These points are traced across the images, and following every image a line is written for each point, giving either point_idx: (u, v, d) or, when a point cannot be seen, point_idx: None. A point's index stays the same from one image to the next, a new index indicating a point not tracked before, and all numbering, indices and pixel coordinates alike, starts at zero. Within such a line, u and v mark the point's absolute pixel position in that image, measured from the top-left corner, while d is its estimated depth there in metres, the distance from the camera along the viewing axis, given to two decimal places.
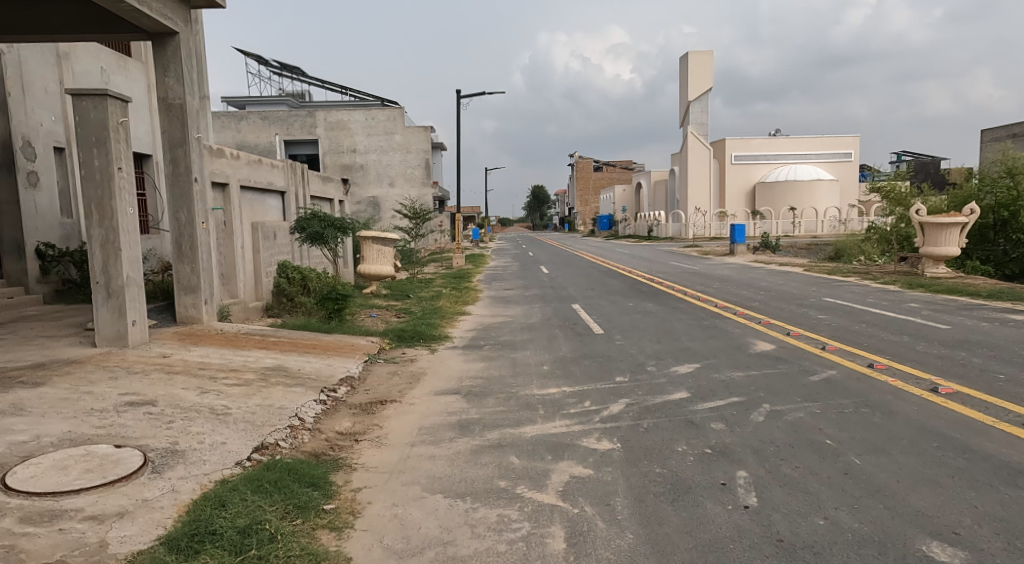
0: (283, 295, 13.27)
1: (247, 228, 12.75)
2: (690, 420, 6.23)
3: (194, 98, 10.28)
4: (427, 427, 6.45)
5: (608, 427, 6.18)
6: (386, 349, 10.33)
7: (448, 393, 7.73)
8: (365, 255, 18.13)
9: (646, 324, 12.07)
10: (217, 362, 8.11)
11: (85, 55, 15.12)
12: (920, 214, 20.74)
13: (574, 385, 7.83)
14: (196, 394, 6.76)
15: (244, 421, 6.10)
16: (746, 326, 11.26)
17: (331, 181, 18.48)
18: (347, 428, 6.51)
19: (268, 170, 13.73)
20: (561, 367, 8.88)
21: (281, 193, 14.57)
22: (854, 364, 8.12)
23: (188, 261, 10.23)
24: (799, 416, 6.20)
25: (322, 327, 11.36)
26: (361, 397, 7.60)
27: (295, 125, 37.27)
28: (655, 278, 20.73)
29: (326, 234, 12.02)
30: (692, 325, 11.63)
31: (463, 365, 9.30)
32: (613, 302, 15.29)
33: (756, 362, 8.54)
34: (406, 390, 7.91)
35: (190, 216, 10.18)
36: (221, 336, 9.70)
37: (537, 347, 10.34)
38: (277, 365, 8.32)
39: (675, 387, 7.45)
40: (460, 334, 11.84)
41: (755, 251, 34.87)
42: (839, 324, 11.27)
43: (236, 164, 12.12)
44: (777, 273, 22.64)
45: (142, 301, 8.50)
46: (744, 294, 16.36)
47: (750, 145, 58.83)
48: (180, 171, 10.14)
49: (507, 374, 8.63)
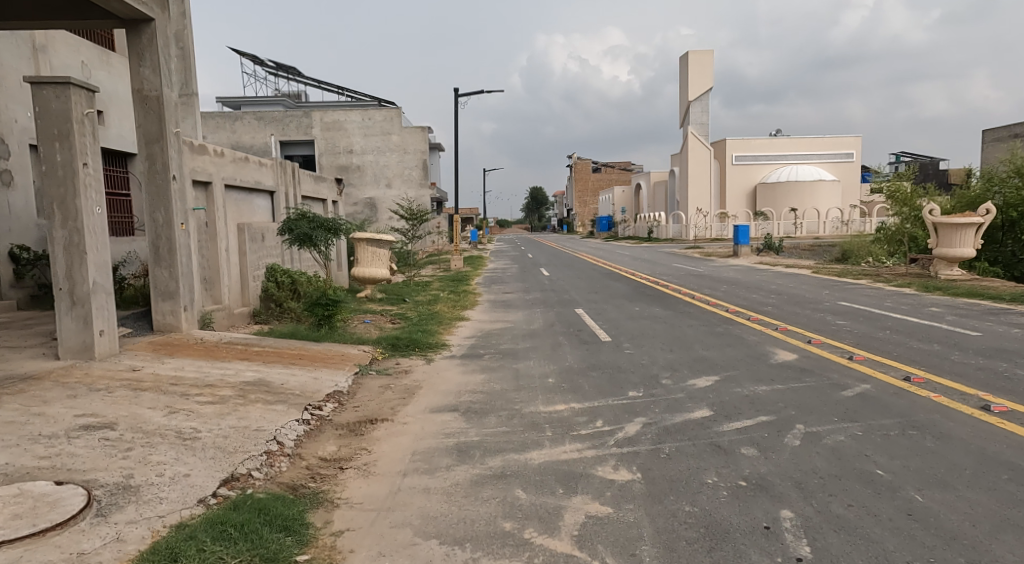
0: (271, 299, 12.71)
1: (232, 230, 12.05)
2: (717, 444, 5.53)
3: (173, 90, 9.58)
4: (420, 453, 5.74)
5: (624, 453, 5.47)
6: (378, 359, 9.64)
7: (445, 410, 7.02)
8: (359, 258, 17.46)
9: (656, 331, 11.38)
10: (193, 377, 7.40)
11: (64, 48, 14.42)
12: (933, 214, 20.05)
13: (582, 401, 7.14)
14: (163, 414, 6.04)
15: (213, 447, 5.39)
16: (763, 333, 10.56)
17: (324, 182, 17.78)
18: (331, 453, 5.80)
19: (256, 169, 13.02)
20: (568, 380, 8.18)
21: (269, 193, 13.88)
22: (889, 377, 7.43)
23: (166, 265, 9.53)
24: (839, 439, 5.51)
25: (310, 335, 10.65)
26: (349, 415, 6.90)
27: (291, 126, 36.58)
28: (659, 281, 20.05)
29: (315, 236, 11.22)
30: (705, 332, 10.93)
31: (461, 377, 8.60)
32: (619, 307, 14.60)
33: (781, 374, 7.85)
34: (398, 407, 7.21)
35: (168, 216, 9.48)
36: (201, 347, 8.99)
37: (541, 356, 9.64)
38: (259, 379, 7.60)
39: (694, 404, 6.76)
40: (458, 342, 11.14)
41: (758, 253, 34.18)
42: (862, 331, 10.59)
43: (220, 162, 11.41)
44: (785, 275, 21.95)
45: (112, 309, 7.79)
46: (754, 297, 15.68)
47: (751, 145, 58.20)
48: (157, 169, 9.43)
49: (510, 387, 7.92)
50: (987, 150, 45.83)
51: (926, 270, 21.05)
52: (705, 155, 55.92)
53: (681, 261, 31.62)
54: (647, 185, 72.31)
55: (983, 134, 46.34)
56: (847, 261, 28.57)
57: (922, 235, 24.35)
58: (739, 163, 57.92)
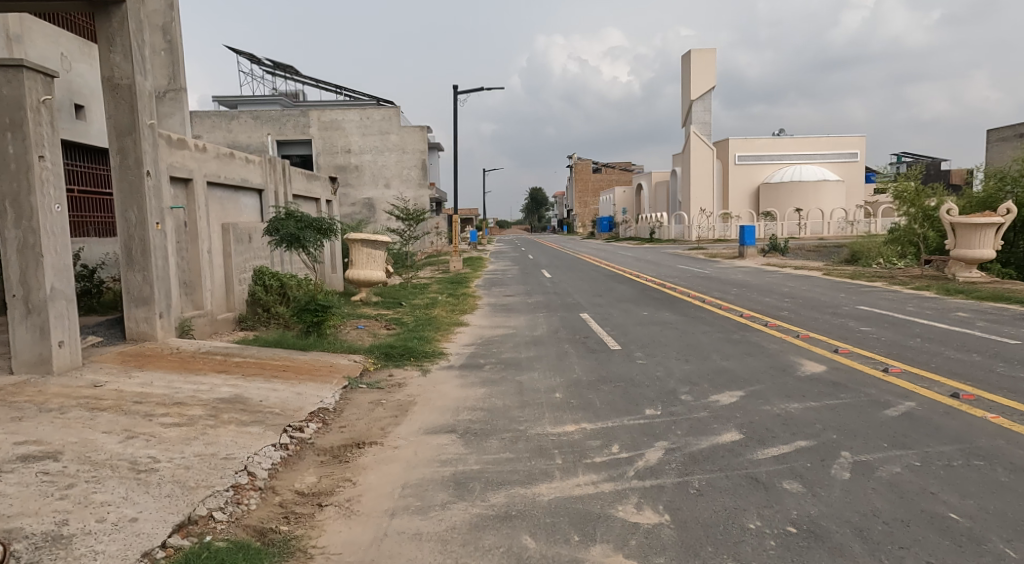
0: (258, 304, 11.99)
1: (216, 230, 11.31)
2: (753, 478, 4.79)
3: (146, 79, 8.84)
4: (412, 486, 5.00)
5: (648, 488, 4.72)
6: (370, 370, 8.88)
7: (441, 432, 6.28)
8: (354, 260, 16.74)
9: (668, 338, 10.65)
10: (161, 393, 6.65)
11: (41, 39, 13.67)
12: (950, 214, 19.32)
13: (594, 421, 6.39)
14: (119, 440, 5.29)
15: (171, 482, 4.64)
16: (784, 341, 9.82)
17: (318, 180, 17.07)
18: (309, 485, 5.06)
19: (242, 166, 12.29)
20: (578, 395, 7.44)
21: (257, 191, 13.13)
22: (933, 393, 6.69)
23: (139, 269, 8.80)
24: (895, 471, 4.75)
25: (296, 344, 9.90)
26: (333, 438, 6.15)
27: (288, 125, 35.87)
28: (666, 284, 19.29)
29: (304, 237, 10.40)
30: (722, 340, 10.19)
31: (460, 391, 7.86)
32: (626, 312, 13.87)
33: (814, 389, 7.10)
34: (389, 428, 6.47)
35: (141, 215, 8.73)
36: (176, 357, 8.24)
37: (546, 367, 8.90)
38: (235, 395, 6.85)
39: (721, 426, 6.02)
40: (456, 350, 10.39)
41: (764, 254, 33.45)
42: (890, 339, 9.86)
43: (201, 157, 10.67)
44: (796, 277, 21.22)
45: (73, 317, 7.05)
46: (767, 301, 14.95)
47: (753, 145, 57.58)
48: (129, 163, 8.68)
49: (513, 404, 7.19)
50: (992, 150, 45.21)
51: (941, 272, 20.30)
52: (708, 154, 55.29)
53: (685, 263, 30.88)
54: (648, 186, 71.63)
55: (988, 134, 45.74)
56: (857, 262, 27.69)
57: (932, 235, 23.54)
58: (741, 163, 57.25)
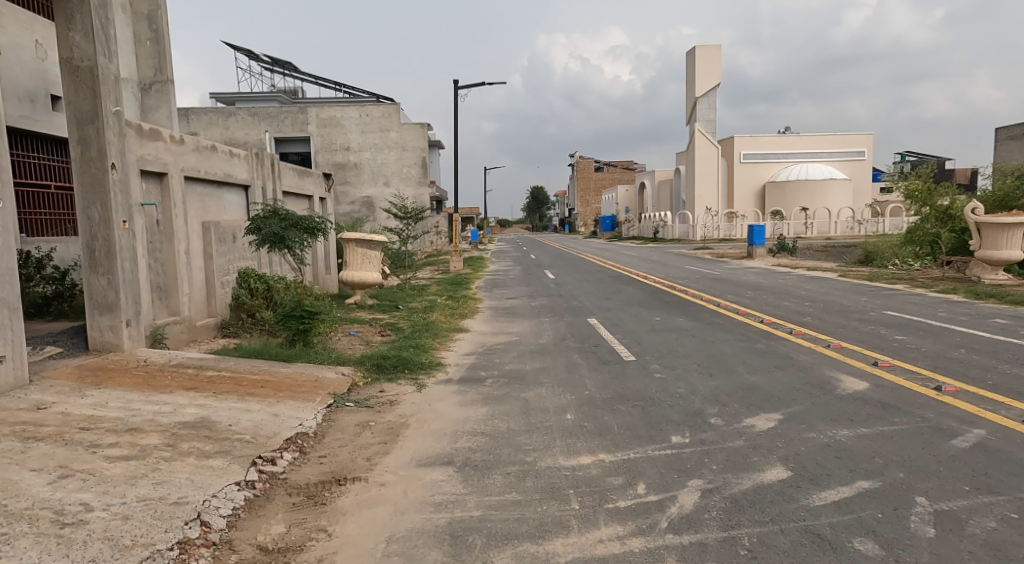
0: (243, 308, 11.19)
1: (195, 229, 10.43)
2: (815, 534, 3.94)
3: (111, 60, 7.96)
4: (399, 540, 4.14)
5: (685, 547, 3.88)
6: (359, 386, 8.01)
7: (436, 465, 5.41)
8: (348, 261, 15.90)
9: (687, 348, 9.80)
10: (114, 417, 5.77)
11: (15, 26, 12.80)
12: (976, 214, 18.45)
13: (613, 452, 5.52)
14: (48, 480, 4.42)
15: (100, 540, 3.83)
16: (814, 352, 8.95)
17: (311, 177, 16.21)
18: (276, 538, 4.21)
19: (225, 160, 11.42)
20: (591, 417, 6.58)
21: (243, 187, 12.25)
22: (1003, 419, 5.80)
23: (104, 271, 7.93)
24: (990, 527, 3.88)
25: (279, 354, 9.04)
26: (310, 472, 5.27)
27: (286, 122, 35.09)
28: (676, 286, 18.41)
29: (288, 237, 9.47)
30: (746, 351, 9.31)
31: (459, 411, 6.98)
32: (637, 317, 13.00)
33: (862, 412, 6.21)
34: (376, 459, 5.59)
35: (105, 213, 7.86)
36: (142, 372, 7.37)
37: (555, 382, 8.03)
38: (200, 419, 5.97)
39: (763, 460, 5.14)
40: (456, 361, 9.51)
41: (773, 254, 32.58)
42: (932, 349, 8.97)
43: (178, 149, 9.79)
44: (811, 278, 20.35)
45: (18, 328, 6.22)
46: (787, 305, 14.05)
47: (758, 143, 56.73)
48: (91, 154, 7.80)
49: (519, 428, 6.32)
50: (1001, 148, 44.33)
51: (963, 274, 19.43)
52: (713, 152, 54.48)
53: (693, 263, 29.95)
54: (652, 185, 70.76)
55: (997, 131, 44.82)
56: (872, 263, 26.79)
57: (945, 234, 22.71)
58: (747, 161, 56.36)
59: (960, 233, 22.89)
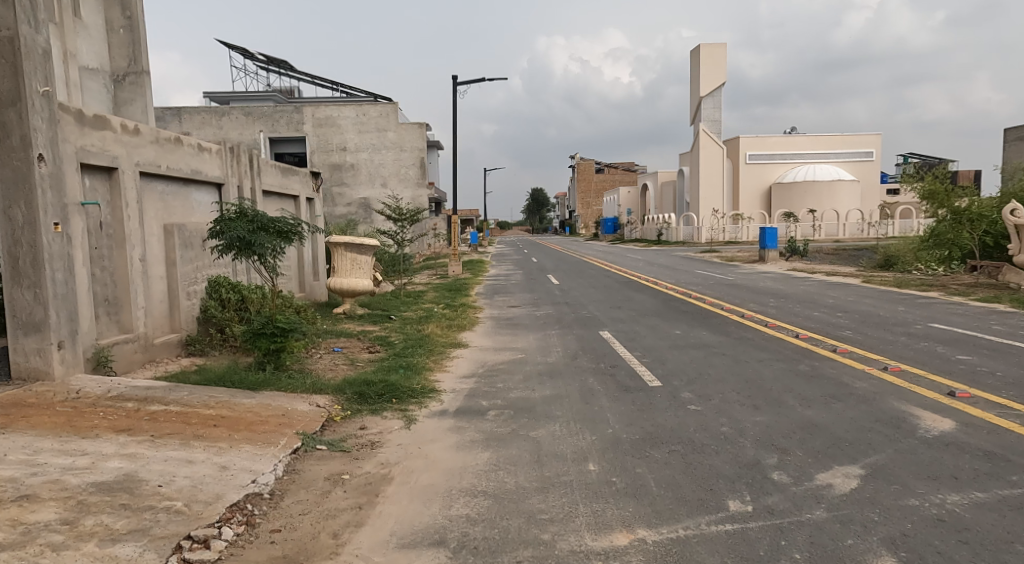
0: (212, 322, 9.94)
1: (155, 233, 9.12)
2: None
3: (36, 31, 6.67)
4: None
5: None
6: (335, 421, 6.70)
7: (422, 548, 4.09)
8: (336, 267, 14.60)
9: (719, 370, 8.49)
10: (7, 478, 4.46)
11: None
12: (1016, 215, 17.19)
13: (655, 528, 4.22)
14: None
15: None
16: (871, 378, 7.64)
17: (297, 175, 14.89)
18: None
19: (193, 155, 10.10)
20: (620, 469, 5.28)
21: (214, 186, 10.94)
22: None
23: (29, 284, 6.60)
24: None
25: (245, 379, 7.72)
26: (256, 558, 3.97)
27: (281, 121, 33.80)
28: (691, 293, 17.08)
29: (256, 242, 8.13)
30: (789, 375, 7.99)
31: (454, 459, 5.67)
32: (654, 330, 11.72)
33: (966, 467, 4.89)
34: (346, 535, 4.28)
35: (31, 214, 6.55)
36: (69, 407, 6.04)
37: (570, 417, 6.72)
38: (123, 477, 4.67)
39: (860, 548, 3.84)
40: (453, 386, 8.18)
41: (785, 257, 31.28)
42: (1011, 374, 7.67)
43: (132, 140, 8.46)
44: (834, 284, 19.05)
45: None
46: (818, 317, 12.74)
47: (765, 143, 55.48)
48: (12, 144, 6.48)
49: (530, 486, 5.01)
50: (1011, 149, 42.95)
51: (998, 279, 18.16)
52: (717, 153, 53.23)
53: (703, 267, 28.65)
54: (654, 186, 69.56)
55: (1009, 131, 43.49)
56: (892, 267, 25.60)
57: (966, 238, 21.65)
58: (752, 162, 55.11)
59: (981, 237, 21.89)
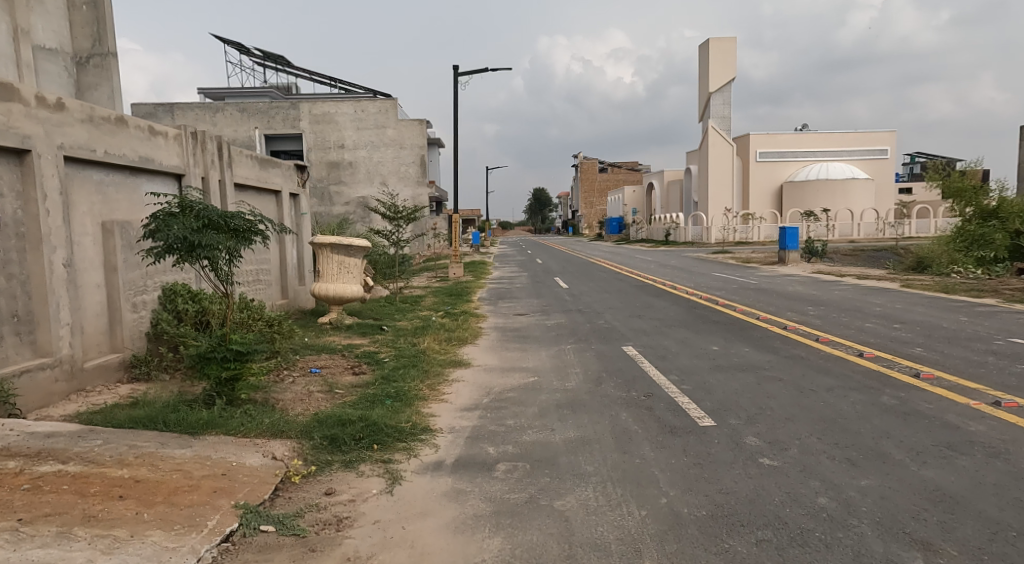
0: (165, 339, 8.29)
1: (89, 232, 7.47)
2: None
3: None
4: None
5: None
6: (294, 481, 5.03)
7: None
8: (322, 271, 12.96)
9: (782, 402, 6.81)
10: None
11: None
12: None
13: None
14: None
15: None
16: (987, 418, 5.95)
17: (278, 168, 13.23)
18: None
19: (142, 137, 8.44)
20: None
21: (171, 177, 9.27)
22: None
23: None
24: None
25: (187, 417, 6.03)
26: None
27: (276, 118, 32.10)
28: (716, 299, 15.35)
29: (202, 242, 6.47)
30: (876, 412, 6.32)
31: (451, 552, 4.00)
32: (688, 345, 10.06)
33: None
34: None
35: None
36: None
37: (608, 475, 5.05)
38: None
39: None
40: (451, 424, 6.50)
41: (806, 258, 29.56)
42: None
43: (51, 117, 6.79)
44: (873, 290, 17.37)
45: None
46: (873, 329, 11.05)
47: (776, 141, 53.81)
48: None
49: None
50: None
51: None
52: (728, 151, 51.51)
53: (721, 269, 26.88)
54: (661, 185, 67.86)
55: None
56: (924, 269, 23.88)
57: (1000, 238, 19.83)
58: (763, 160, 53.40)
59: (1016, 236, 20.04)
